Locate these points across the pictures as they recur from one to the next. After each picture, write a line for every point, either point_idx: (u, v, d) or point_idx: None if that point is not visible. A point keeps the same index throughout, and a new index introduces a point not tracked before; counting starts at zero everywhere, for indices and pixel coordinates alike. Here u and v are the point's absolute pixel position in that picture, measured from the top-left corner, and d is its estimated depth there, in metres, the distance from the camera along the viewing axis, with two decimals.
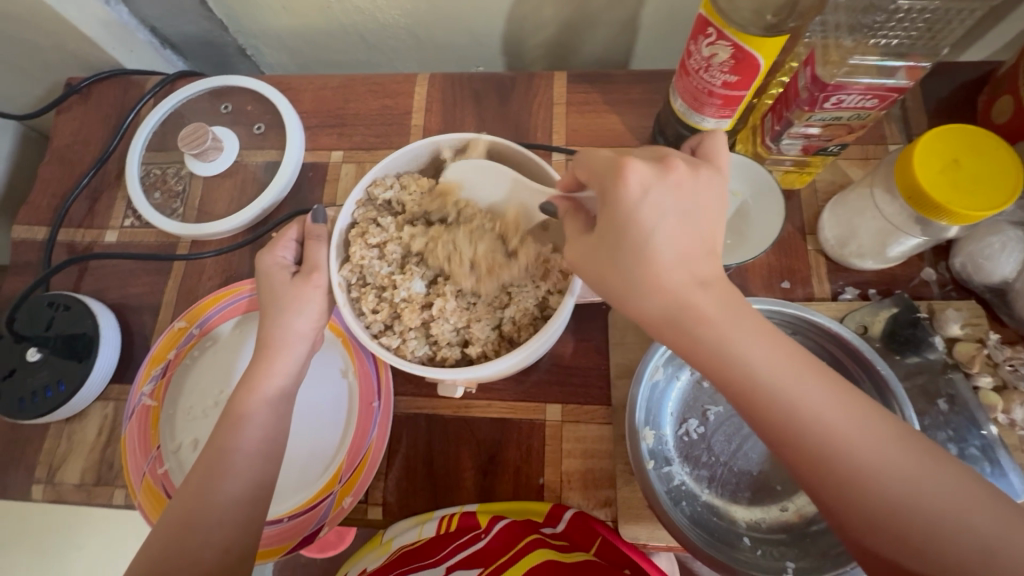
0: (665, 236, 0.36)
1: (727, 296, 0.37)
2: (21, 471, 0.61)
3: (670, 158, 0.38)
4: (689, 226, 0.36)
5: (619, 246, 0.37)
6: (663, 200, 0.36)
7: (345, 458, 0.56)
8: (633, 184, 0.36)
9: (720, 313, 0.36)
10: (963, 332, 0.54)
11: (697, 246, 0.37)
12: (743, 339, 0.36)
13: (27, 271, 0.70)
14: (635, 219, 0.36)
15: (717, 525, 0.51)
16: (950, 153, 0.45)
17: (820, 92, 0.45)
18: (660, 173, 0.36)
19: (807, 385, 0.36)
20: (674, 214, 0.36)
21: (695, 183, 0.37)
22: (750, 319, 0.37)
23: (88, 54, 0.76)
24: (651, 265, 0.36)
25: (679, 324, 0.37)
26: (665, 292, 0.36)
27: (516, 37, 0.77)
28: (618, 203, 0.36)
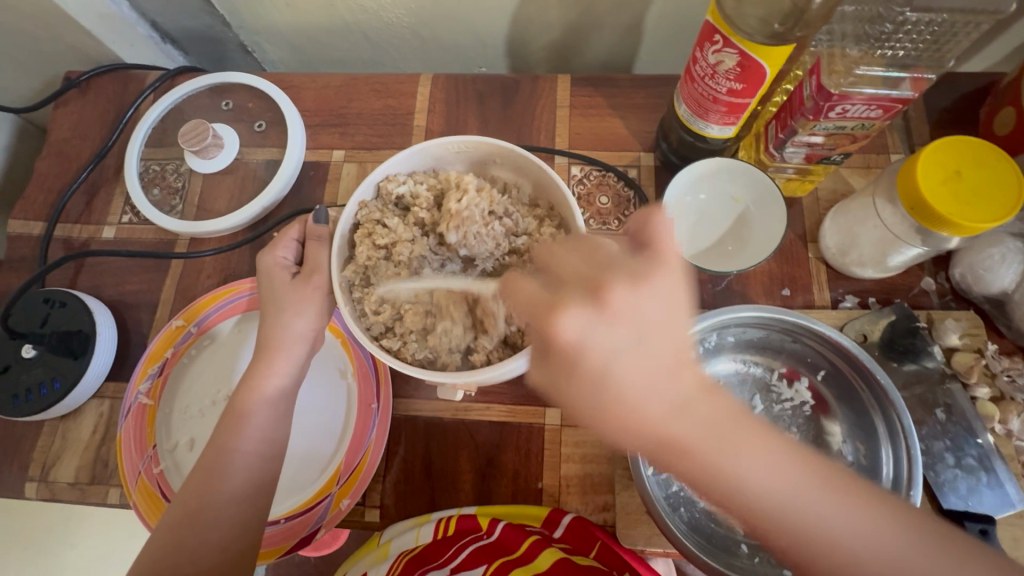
0: (620, 373, 0.33)
1: (707, 407, 0.34)
2: (15, 468, 0.61)
3: (605, 280, 0.34)
4: (640, 350, 0.33)
5: (569, 383, 0.35)
6: (603, 340, 0.33)
7: (343, 460, 0.55)
8: (569, 330, 0.33)
9: (704, 432, 0.33)
10: (962, 342, 0.54)
11: (658, 368, 0.34)
12: (731, 451, 0.33)
13: (23, 266, 0.69)
14: (581, 365, 0.34)
15: (715, 531, 0.51)
16: (953, 165, 0.45)
17: (825, 102, 0.44)
18: (596, 307, 0.33)
19: (809, 491, 0.34)
20: (620, 347, 0.33)
21: (637, 299, 0.33)
22: (739, 430, 0.34)
23: (88, 47, 0.75)
24: (615, 403, 0.34)
25: (667, 453, 0.34)
26: (640, 425, 0.34)
27: (520, 38, 0.77)
28: (557, 345, 0.34)
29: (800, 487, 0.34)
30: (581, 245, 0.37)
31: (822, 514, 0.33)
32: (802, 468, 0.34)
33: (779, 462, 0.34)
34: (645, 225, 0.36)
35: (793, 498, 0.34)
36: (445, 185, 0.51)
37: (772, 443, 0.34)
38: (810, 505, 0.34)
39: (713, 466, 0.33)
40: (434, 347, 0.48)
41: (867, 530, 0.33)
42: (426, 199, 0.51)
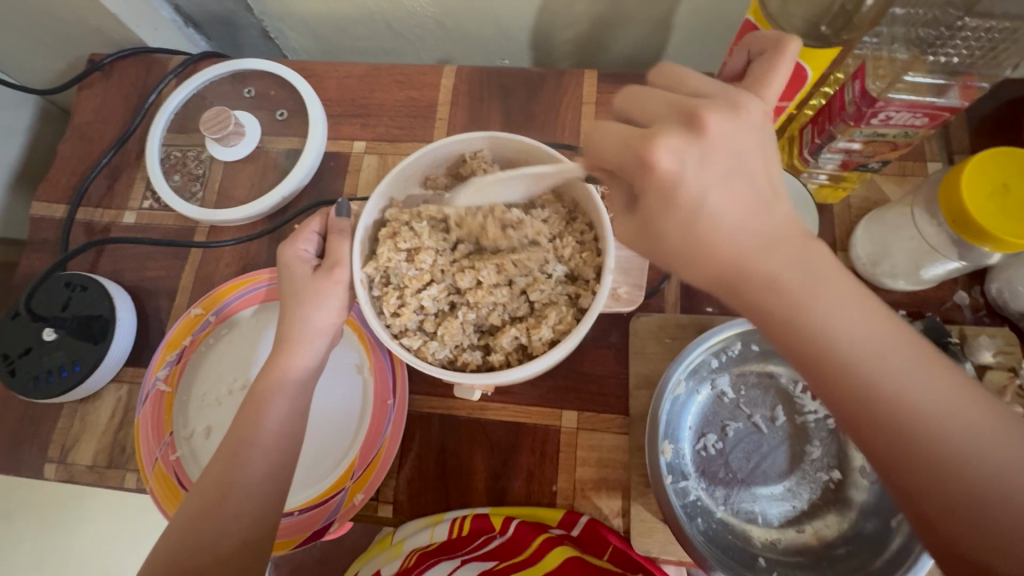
0: (716, 204, 0.32)
1: (806, 248, 0.33)
2: (35, 449, 0.61)
3: (699, 107, 0.33)
4: (738, 176, 0.33)
5: (666, 220, 0.34)
6: (701, 171, 0.32)
7: (357, 455, 0.55)
8: (667, 160, 0.32)
9: (807, 276, 0.32)
10: (996, 360, 0.53)
11: (756, 198, 0.33)
12: (823, 297, 0.32)
13: (44, 249, 0.70)
14: (678, 196, 0.32)
15: (731, 543, 0.50)
16: (1000, 177, 0.43)
17: (867, 108, 0.43)
18: (694, 137, 0.32)
19: (898, 360, 0.32)
20: (716, 182, 0.32)
21: (737, 126, 0.33)
22: (832, 272, 0.33)
23: (111, 30, 0.75)
24: (715, 243, 0.33)
25: (744, 283, 0.33)
26: (725, 258, 0.33)
27: (546, 31, 0.75)
28: (652, 178, 0.33)
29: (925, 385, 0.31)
30: (667, 83, 0.37)
31: (941, 402, 0.31)
32: (939, 372, 0.32)
33: (894, 342, 0.32)
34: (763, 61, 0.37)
35: (886, 361, 0.32)
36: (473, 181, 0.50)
37: (891, 325, 0.32)
38: (929, 396, 0.31)
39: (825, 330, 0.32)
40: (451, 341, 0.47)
41: (994, 442, 0.30)
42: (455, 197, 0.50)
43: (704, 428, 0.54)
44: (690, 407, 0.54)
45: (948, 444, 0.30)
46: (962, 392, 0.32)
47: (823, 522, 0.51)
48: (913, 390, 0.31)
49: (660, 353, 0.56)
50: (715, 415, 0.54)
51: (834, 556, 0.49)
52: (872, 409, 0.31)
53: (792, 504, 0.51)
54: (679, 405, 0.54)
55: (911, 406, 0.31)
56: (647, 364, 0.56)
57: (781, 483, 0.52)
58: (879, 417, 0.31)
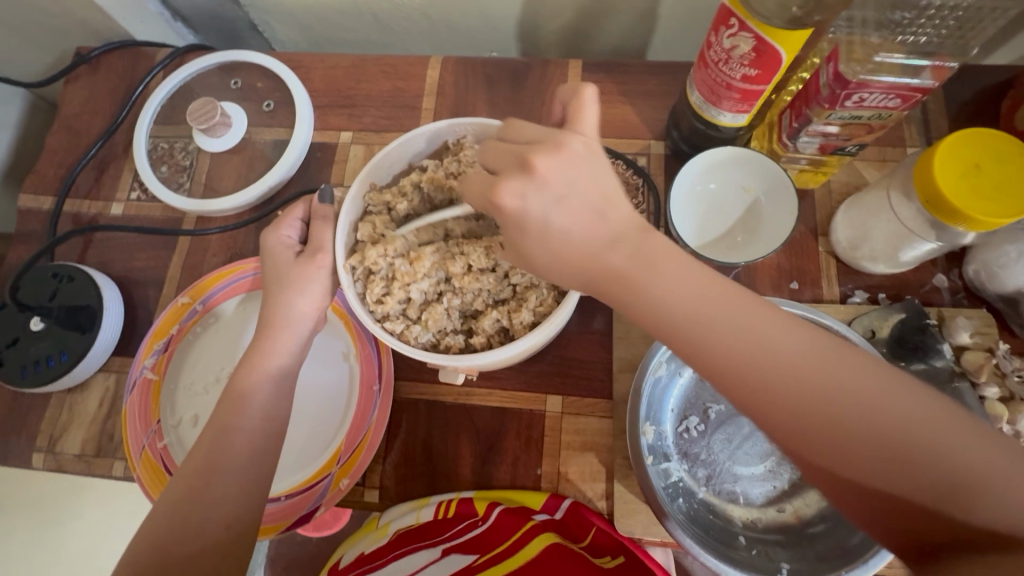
0: (561, 221, 0.37)
1: (641, 241, 0.38)
2: (23, 439, 0.61)
3: (532, 152, 0.37)
4: (571, 194, 0.37)
5: (524, 241, 0.39)
6: (539, 199, 0.37)
7: (344, 440, 0.56)
8: (508, 200, 0.37)
9: (644, 268, 0.37)
10: (973, 341, 0.53)
11: (590, 207, 0.37)
12: (660, 277, 0.37)
13: (32, 241, 0.70)
14: (526, 223, 0.37)
15: (713, 522, 0.51)
16: (971, 159, 0.44)
17: (842, 90, 0.43)
18: (529, 175, 0.37)
19: (752, 321, 0.36)
20: (554, 200, 0.37)
21: (563, 161, 0.37)
22: (660, 254, 0.38)
23: (98, 23, 0.75)
24: (561, 248, 0.38)
25: (602, 279, 0.38)
26: (578, 258, 0.38)
27: (531, 22, 0.75)
28: (505, 217, 0.38)
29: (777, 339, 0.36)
30: (514, 135, 0.41)
31: (803, 360, 0.35)
32: (772, 323, 0.37)
33: (747, 311, 0.37)
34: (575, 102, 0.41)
35: (747, 332, 0.36)
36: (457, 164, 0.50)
37: (720, 283, 0.38)
38: (777, 345, 0.36)
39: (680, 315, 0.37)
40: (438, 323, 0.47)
41: (834, 370, 0.35)
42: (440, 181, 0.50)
43: (686, 411, 0.54)
44: (672, 389, 0.55)
45: (809, 387, 0.35)
46: (804, 332, 0.37)
47: (803, 501, 0.51)
48: (768, 346, 0.36)
49: (643, 338, 0.57)
50: (697, 398, 0.54)
51: (813, 534, 0.50)
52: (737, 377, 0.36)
53: (772, 484, 0.52)
54: (661, 388, 0.54)
55: (763, 356, 0.36)
56: (631, 348, 0.57)
57: (761, 463, 0.52)
58: (749, 375, 0.36)
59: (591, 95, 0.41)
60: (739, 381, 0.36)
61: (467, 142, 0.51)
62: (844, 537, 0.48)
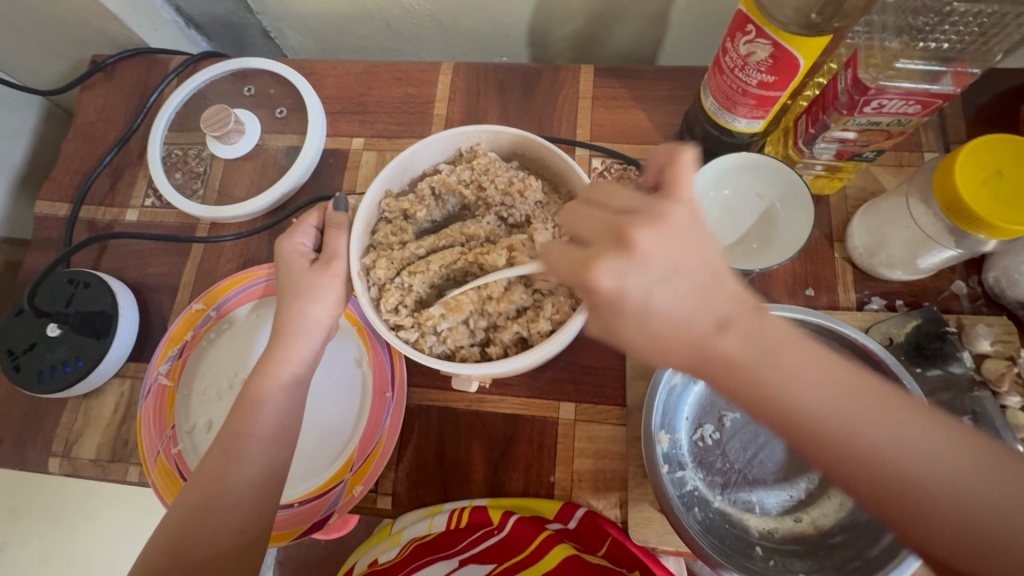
0: (666, 304, 0.32)
1: (760, 325, 0.33)
2: (39, 443, 0.62)
3: (626, 224, 0.33)
4: (681, 276, 0.32)
5: (619, 324, 0.34)
6: (641, 280, 0.32)
7: (357, 446, 0.56)
8: (606, 281, 0.32)
9: (753, 349, 0.33)
10: (993, 349, 0.53)
11: (699, 288, 0.33)
12: (781, 368, 0.33)
13: (48, 247, 0.71)
14: (624, 306, 0.33)
15: (729, 532, 0.50)
16: (994, 165, 0.43)
17: (860, 96, 0.43)
18: (625, 253, 0.32)
19: (869, 415, 0.33)
20: (660, 283, 0.32)
21: (664, 237, 0.33)
22: (788, 344, 0.33)
23: (114, 31, 0.76)
24: (663, 336, 0.33)
25: (713, 370, 0.33)
26: (685, 352, 0.33)
27: (542, 27, 0.75)
28: (599, 299, 0.33)
29: (895, 429, 0.33)
30: (595, 201, 0.36)
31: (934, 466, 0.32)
32: (891, 409, 0.33)
33: (873, 405, 0.33)
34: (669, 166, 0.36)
35: (863, 424, 0.33)
36: (472, 170, 0.51)
37: (843, 372, 0.34)
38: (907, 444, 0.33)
39: (803, 406, 0.33)
40: (455, 333, 0.47)
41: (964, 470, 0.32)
42: (456, 188, 0.50)
43: (701, 419, 0.54)
44: (687, 397, 0.54)
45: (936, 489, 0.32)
46: (941, 428, 0.33)
47: (820, 511, 0.51)
48: (877, 441, 0.33)
49: None
50: (712, 406, 0.54)
51: (831, 544, 0.49)
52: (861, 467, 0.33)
53: (789, 494, 0.51)
54: (676, 396, 0.54)
55: (895, 454, 0.32)
56: None
57: (778, 472, 0.52)
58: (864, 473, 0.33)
59: (691, 158, 0.35)
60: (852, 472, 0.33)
61: (482, 149, 0.51)
62: (863, 548, 0.48)
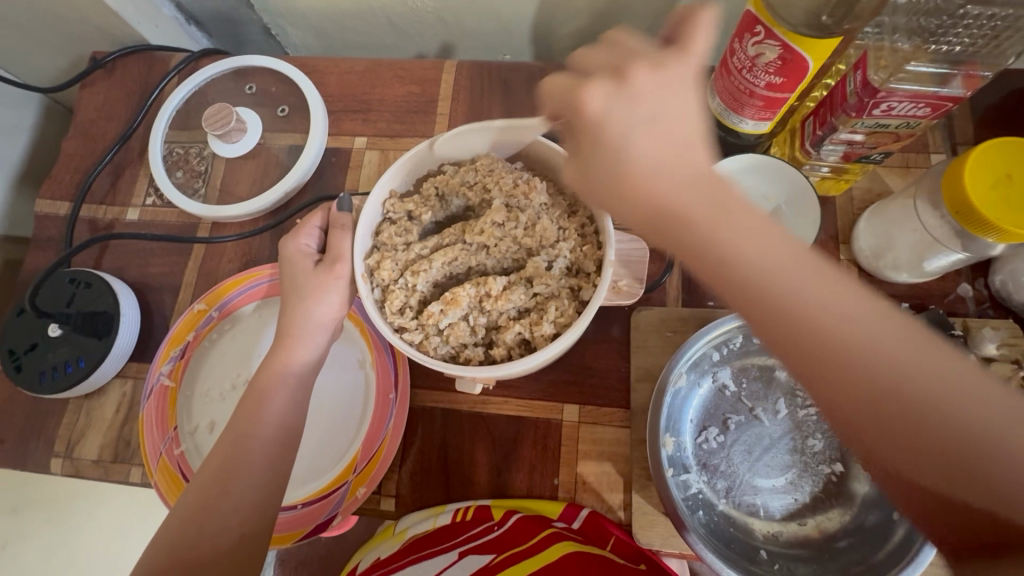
0: (643, 143, 0.32)
1: (719, 185, 0.32)
2: (41, 444, 0.62)
3: (628, 65, 0.34)
4: (672, 121, 0.32)
5: (596, 159, 0.34)
6: (626, 115, 0.33)
7: (360, 448, 0.55)
8: (594, 102, 0.33)
9: (723, 227, 0.31)
10: (999, 353, 0.52)
11: (682, 141, 0.32)
12: (735, 224, 0.31)
13: (49, 246, 0.70)
14: (602, 138, 0.33)
15: (733, 535, 0.50)
16: (1003, 169, 0.43)
17: (869, 98, 0.43)
18: (619, 85, 0.33)
19: (809, 286, 0.30)
20: (639, 124, 0.32)
21: (658, 80, 0.33)
22: (742, 207, 0.32)
23: (114, 28, 0.75)
24: (628, 179, 0.33)
25: (671, 224, 0.32)
26: (650, 200, 0.32)
27: (546, 25, 0.75)
28: (586, 123, 0.34)
29: (859, 312, 0.29)
30: (610, 44, 0.36)
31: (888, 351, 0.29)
32: (888, 318, 0.29)
33: (803, 272, 0.30)
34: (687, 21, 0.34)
35: (798, 290, 0.30)
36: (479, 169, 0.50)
37: (780, 238, 0.32)
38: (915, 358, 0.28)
39: (785, 295, 0.30)
40: (458, 332, 0.47)
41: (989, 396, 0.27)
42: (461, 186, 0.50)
43: (706, 421, 0.54)
44: (691, 400, 0.54)
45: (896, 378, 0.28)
46: (915, 326, 0.30)
47: (825, 515, 0.51)
48: (876, 344, 0.29)
49: (661, 347, 0.56)
50: (716, 409, 0.54)
51: (836, 548, 0.49)
52: (801, 346, 0.30)
53: (793, 497, 0.51)
54: (680, 399, 0.54)
55: (844, 332, 0.29)
56: (648, 357, 0.56)
57: (782, 475, 0.52)
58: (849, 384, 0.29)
59: (711, 19, 0.33)
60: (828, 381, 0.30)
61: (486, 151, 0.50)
62: (867, 553, 0.48)
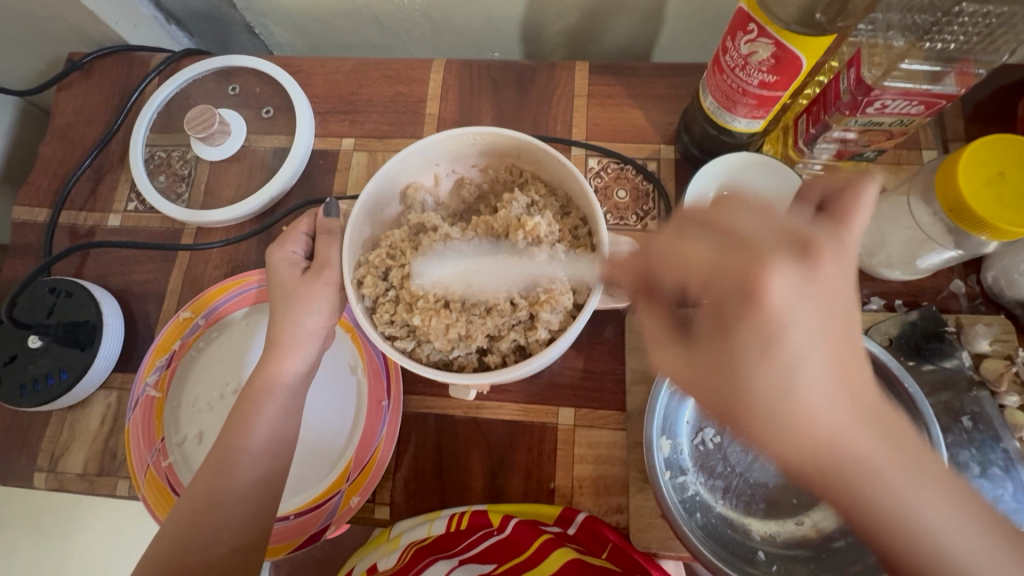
0: (809, 376, 0.32)
1: (803, 333, 0.32)
2: (24, 458, 0.60)
3: (813, 240, 0.33)
4: (830, 309, 0.32)
5: (756, 357, 0.32)
6: (809, 300, 0.31)
7: (353, 457, 0.55)
8: (778, 299, 0.31)
9: (782, 353, 0.32)
10: (992, 349, 0.53)
11: (827, 329, 0.32)
12: (800, 368, 0.32)
13: (28, 254, 0.68)
14: (780, 341, 0.31)
15: (731, 538, 0.50)
16: (996, 166, 0.43)
17: (863, 96, 0.42)
18: (807, 267, 0.32)
19: (858, 423, 0.32)
20: (810, 314, 0.31)
21: (813, 281, 0.32)
22: (819, 349, 0.32)
23: (91, 28, 0.73)
24: (785, 374, 0.32)
25: (744, 366, 0.32)
26: (768, 380, 0.32)
27: (535, 22, 0.74)
28: (765, 315, 0.32)
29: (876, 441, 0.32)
30: (750, 205, 0.35)
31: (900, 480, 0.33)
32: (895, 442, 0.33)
33: (855, 405, 0.32)
34: (846, 198, 0.35)
35: (855, 432, 0.32)
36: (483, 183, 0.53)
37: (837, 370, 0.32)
38: (903, 477, 0.33)
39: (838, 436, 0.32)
40: (448, 343, 0.46)
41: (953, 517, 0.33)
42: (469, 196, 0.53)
43: (702, 423, 0.53)
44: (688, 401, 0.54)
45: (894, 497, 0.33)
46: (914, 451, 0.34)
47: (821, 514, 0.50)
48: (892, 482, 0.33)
49: None
50: None
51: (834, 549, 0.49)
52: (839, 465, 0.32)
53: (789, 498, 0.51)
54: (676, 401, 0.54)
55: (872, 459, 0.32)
56: (644, 360, 0.56)
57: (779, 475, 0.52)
58: (860, 492, 0.33)
59: (871, 197, 0.35)
60: (849, 494, 0.33)
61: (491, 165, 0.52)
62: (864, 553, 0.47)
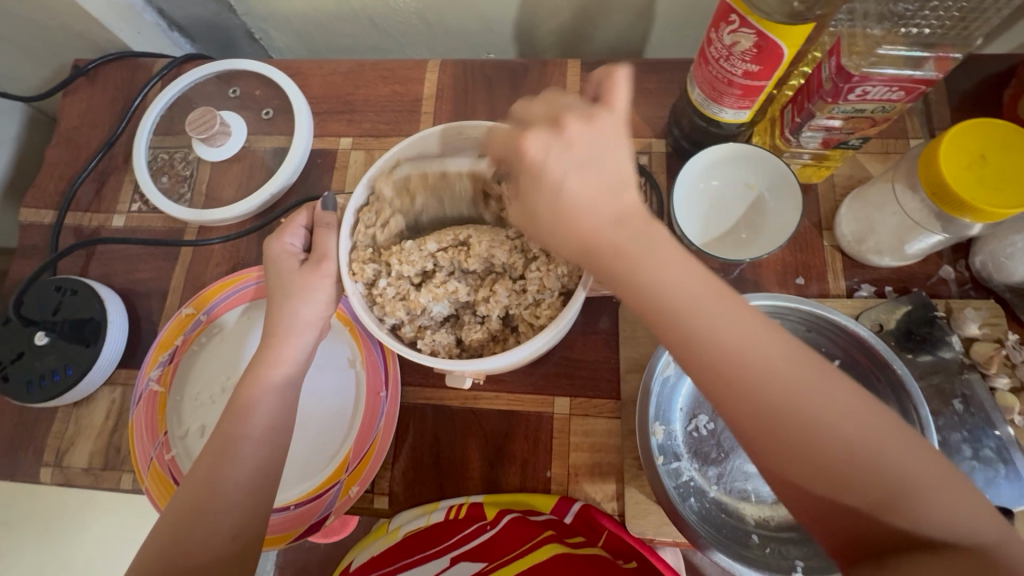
0: (575, 186, 0.34)
1: (646, 227, 0.35)
2: (30, 454, 0.61)
3: (564, 115, 0.35)
4: (593, 167, 0.34)
5: (535, 195, 0.36)
6: (562, 160, 0.34)
7: (351, 448, 0.55)
8: (533, 149, 0.34)
9: (635, 243, 0.35)
10: (981, 332, 0.53)
11: (604, 186, 0.35)
12: (656, 258, 0.35)
13: (35, 255, 0.70)
14: (543, 177, 0.35)
15: (725, 521, 0.50)
16: (977, 149, 0.44)
17: (845, 83, 0.43)
18: (556, 133, 0.34)
19: (721, 310, 0.35)
20: (576, 164, 0.34)
21: (592, 131, 0.35)
22: (659, 238, 0.35)
23: (95, 36, 0.75)
24: (568, 212, 0.35)
25: (601, 251, 0.35)
26: (587, 234, 0.35)
27: (528, 23, 0.75)
28: (524, 167, 0.35)
29: (741, 329, 0.34)
30: (545, 100, 0.38)
31: (777, 364, 0.34)
32: (770, 334, 0.35)
33: (712, 294, 0.35)
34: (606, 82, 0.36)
35: (718, 319, 0.34)
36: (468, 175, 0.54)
37: (688, 262, 0.35)
38: (780, 365, 0.34)
39: (707, 330, 0.34)
40: (432, 299, 0.48)
41: (827, 396, 0.33)
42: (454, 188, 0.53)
43: (696, 410, 0.54)
44: (681, 388, 0.55)
45: (775, 387, 0.33)
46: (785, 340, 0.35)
47: None
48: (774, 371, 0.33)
49: (650, 338, 0.57)
50: (705, 397, 0.54)
51: None
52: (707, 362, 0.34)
53: None
54: (669, 387, 0.54)
55: (738, 349, 0.34)
56: (637, 348, 0.57)
57: None
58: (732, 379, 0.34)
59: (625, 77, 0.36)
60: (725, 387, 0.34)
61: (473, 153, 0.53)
62: None
